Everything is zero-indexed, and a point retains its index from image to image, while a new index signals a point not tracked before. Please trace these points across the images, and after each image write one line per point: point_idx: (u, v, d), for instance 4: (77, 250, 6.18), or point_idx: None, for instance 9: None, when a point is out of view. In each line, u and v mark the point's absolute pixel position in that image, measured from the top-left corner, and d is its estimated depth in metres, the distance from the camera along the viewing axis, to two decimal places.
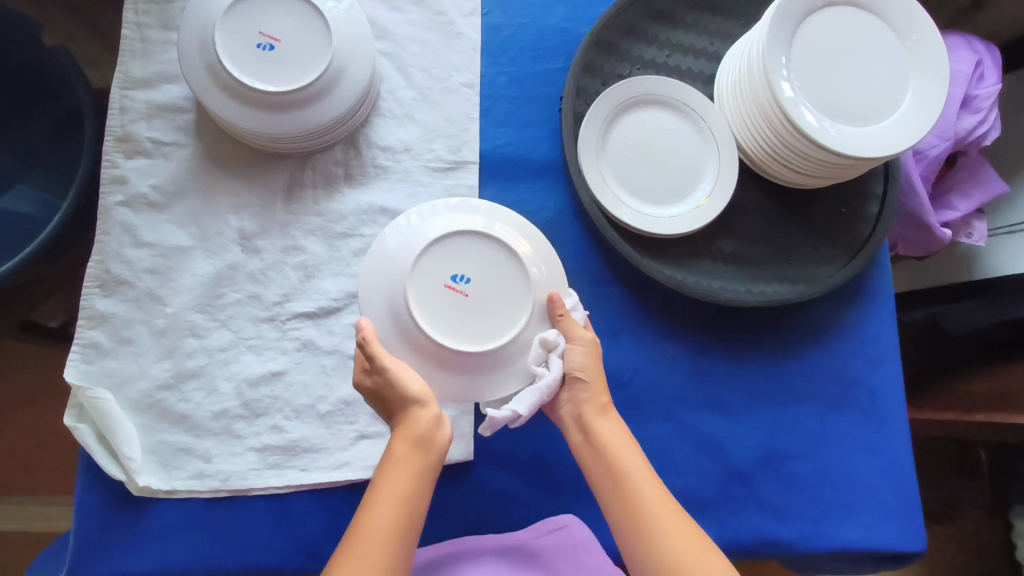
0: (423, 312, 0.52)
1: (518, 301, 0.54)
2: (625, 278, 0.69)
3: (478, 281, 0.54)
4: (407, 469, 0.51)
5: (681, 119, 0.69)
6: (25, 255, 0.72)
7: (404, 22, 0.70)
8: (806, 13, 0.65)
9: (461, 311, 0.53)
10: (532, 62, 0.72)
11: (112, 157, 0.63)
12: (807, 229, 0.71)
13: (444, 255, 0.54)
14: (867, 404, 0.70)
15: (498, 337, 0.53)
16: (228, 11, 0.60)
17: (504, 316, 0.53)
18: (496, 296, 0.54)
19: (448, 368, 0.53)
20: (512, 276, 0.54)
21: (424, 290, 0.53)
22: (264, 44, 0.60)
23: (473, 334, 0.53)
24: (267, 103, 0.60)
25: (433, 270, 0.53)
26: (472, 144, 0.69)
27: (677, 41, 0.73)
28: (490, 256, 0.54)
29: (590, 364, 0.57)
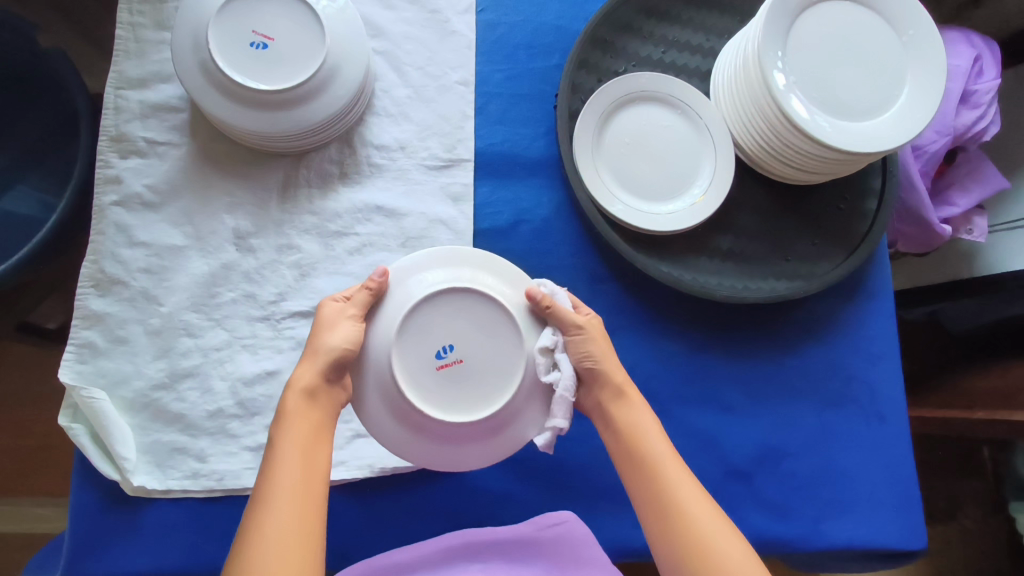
0: (418, 389, 0.51)
1: (514, 355, 0.52)
2: (622, 275, 0.69)
3: (468, 344, 0.52)
4: (305, 419, 0.50)
5: (677, 116, 0.69)
6: (22, 256, 0.72)
7: (399, 20, 0.70)
8: (802, 8, 0.64)
9: (449, 379, 0.51)
10: (527, 59, 0.71)
11: (106, 157, 0.63)
12: (805, 225, 0.71)
13: (428, 319, 0.52)
14: (866, 400, 0.69)
15: (501, 395, 0.51)
16: (221, 10, 0.60)
17: (503, 374, 0.52)
18: (490, 354, 0.52)
19: (456, 439, 0.52)
20: (503, 331, 0.52)
21: (412, 367, 0.51)
22: (257, 43, 0.60)
23: (476, 399, 0.51)
24: (261, 101, 0.60)
25: (418, 339, 0.52)
26: (467, 142, 0.69)
27: (672, 38, 0.73)
28: (474, 313, 0.52)
29: (598, 347, 0.55)
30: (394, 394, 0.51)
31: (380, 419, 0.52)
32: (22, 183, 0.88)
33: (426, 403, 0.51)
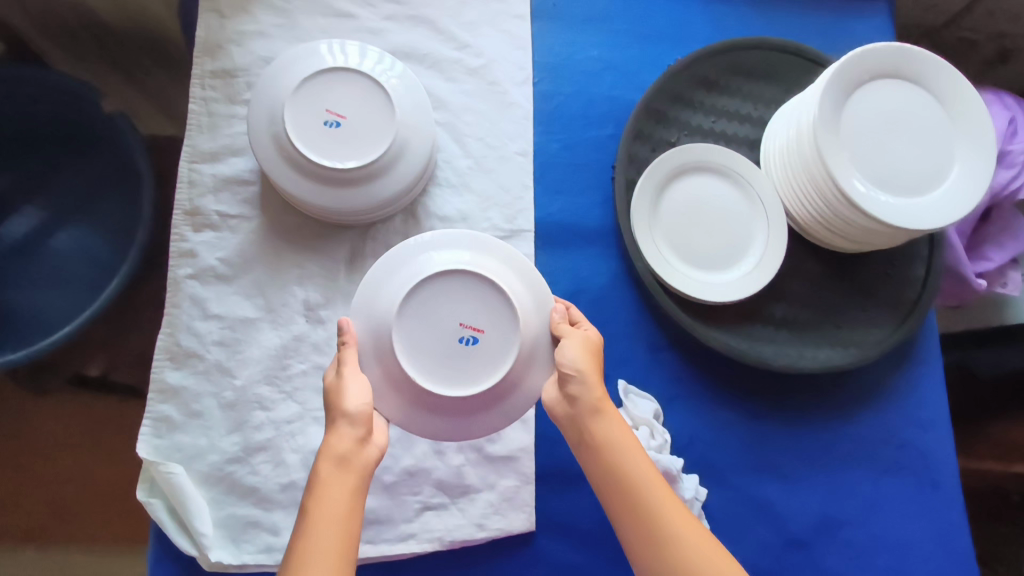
0: (495, 358, 0.54)
1: (461, 273, 0.54)
2: (680, 344, 0.70)
3: (447, 327, 0.54)
4: (339, 490, 0.49)
5: (730, 186, 0.72)
6: (89, 314, 0.75)
7: (459, 92, 0.72)
8: (855, 86, 0.67)
9: (467, 356, 0.54)
10: (584, 129, 0.74)
11: (180, 231, 0.64)
12: (854, 292, 0.72)
13: (415, 318, 0.54)
14: (919, 466, 0.70)
15: (487, 279, 0.54)
16: (297, 92, 0.62)
17: (469, 279, 0.54)
18: (452, 293, 0.54)
19: (484, 406, 0.55)
20: (469, 281, 0.54)
21: (473, 374, 0.54)
22: (331, 120, 0.62)
23: (495, 298, 0.54)
24: (332, 179, 0.62)
25: (426, 343, 0.54)
26: (527, 212, 0.70)
27: (722, 107, 0.75)
28: (432, 298, 0.54)
29: (582, 359, 0.54)
30: (506, 380, 0.54)
31: (520, 396, 0.56)
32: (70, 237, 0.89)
33: (508, 353, 0.54)
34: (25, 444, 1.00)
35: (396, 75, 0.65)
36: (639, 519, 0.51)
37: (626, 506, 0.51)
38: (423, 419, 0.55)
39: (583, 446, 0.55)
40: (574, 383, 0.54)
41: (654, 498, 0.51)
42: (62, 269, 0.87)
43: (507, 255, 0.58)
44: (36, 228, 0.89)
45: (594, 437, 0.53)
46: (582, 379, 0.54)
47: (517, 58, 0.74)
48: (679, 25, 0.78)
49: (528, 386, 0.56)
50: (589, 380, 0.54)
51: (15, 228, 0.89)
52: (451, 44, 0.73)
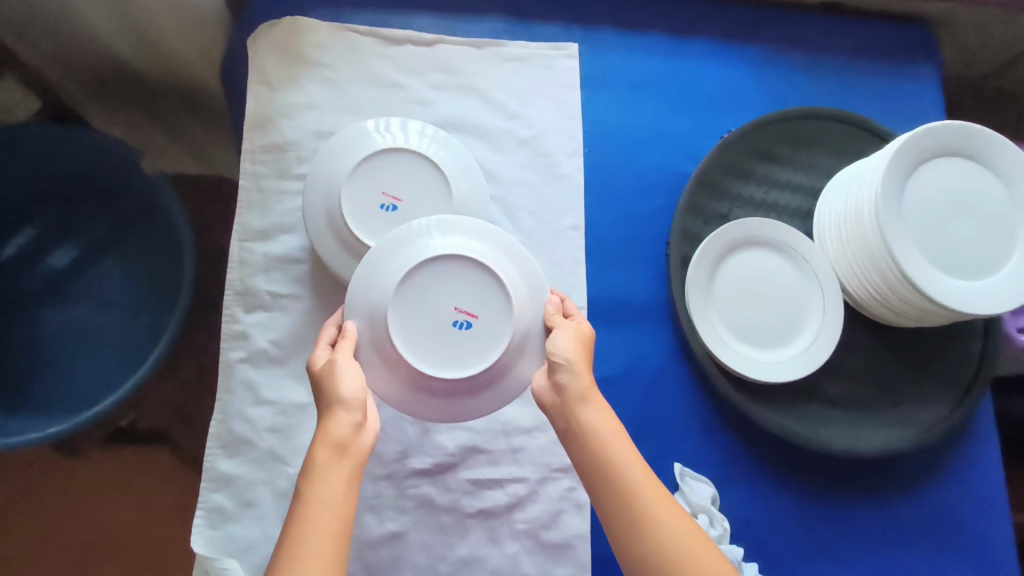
0: (490, 346, 0.54)
1: (459, 260, 0.54)
2: (734, 422, 0.68)
3: (440, 310, 0.54)
4: (334, 478, 0.47)
5: (784, 261, 0.71)
6: (134, 382, 0.74)
7: (510, 164, 0.71)
8: (916, 165, 0.66)
9: (461, 341, 0.53)
10: (635, 201, 0.73)
11: (232, 313, 0.63)
12: (910, 367, 0.71)
13: (409, 301, 0.53)
14: (978, 548, 0.69)
15: (483, 266, 0.54)
16: (351, 172, 0.61)
17: (467, 266, 0.54)
18: (448, 277, 0.53)
19: (476, 391, 0.54)
20: (466, 267, 0.54)
21: (466, 358, 0.53)
22: (387, 204, 0.61)
23: (491, 286, 0.54)
24: None
25: (420, 325, 0.53)
26: (579, 289, 0.69)
27: (774, 177, 0.74)
28: (428, 281, 0.53)
29: (574, 349, 0.53)
30: (500, 365, 0.54)
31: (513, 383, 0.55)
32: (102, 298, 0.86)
33: (502, 340, 0.53)
34: (47, 491, 0.96)
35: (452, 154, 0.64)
36: (627, 514, 0.48)
37: (614, 499, 0.49)
38: (412, 399, 0.54)
39: (569, 433, 0.52)
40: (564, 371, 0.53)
41: (643, 494, 0.49)
42: (104, 316, 0.85)
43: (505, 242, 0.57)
44: (75, 261, 0.87)
45: (582, 426, 0.51)
46: (573, 368, 0.53)
47: (567, 127, 0.73)
48: (728, 91, 0.78)
49: (520, 373, 0.55)
50: (581, 370, 0.53)
51: (54, 262, 0.86)
52: (500, 114, 0.73)
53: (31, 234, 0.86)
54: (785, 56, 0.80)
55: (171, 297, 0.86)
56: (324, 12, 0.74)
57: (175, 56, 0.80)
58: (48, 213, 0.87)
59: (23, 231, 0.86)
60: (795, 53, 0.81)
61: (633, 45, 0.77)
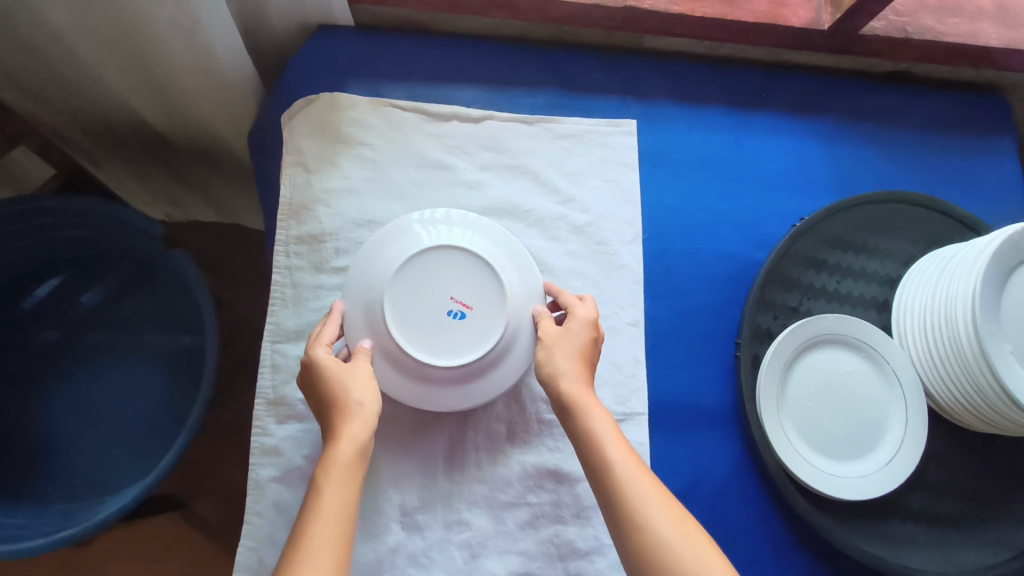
0: (483, 333, 0.55)
1: (454, 251, 0.57)
2: (810, 542, 0.62)
3: (436, 299, 0.56)
4: (351, 480, 0.47)
5: (860, 359, 0.65)
6: (151, 478, 0.66)
7: (564, 253, 0.66)
8: (1014, 265, 0.60)
9: (454, 327, 0.55)
10: (699, 292, 0.67)
11: (264, 425, 0.57)
12: (1004, 481, 0.64)
13: (404, 290, 0.56)
14: None
15: (481, 260, 0.57)
16: (388, 269, 0.56)
17: (460, 257, 0.57)
18: (442, 268, 0.56)
19: (468, 378, 0.56)
20: (459, 257, 0.57)
21: (461, 343, 0.55)
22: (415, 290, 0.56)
23: (483, 275, 0.56)
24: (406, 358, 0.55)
25: (415, 313, 0.55)
26: (640, 392, 0.63)
27: (848, 266, 0.69)
28: (422, 273, 0.56)
29: (563, 357, 0.55)
30: (493, 352, 0.55)
31: (501, 373, 0.57)
32: (114, 374, 0.79)
33: (495, 327, 0.55)
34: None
35: (495, 243, 0.59)
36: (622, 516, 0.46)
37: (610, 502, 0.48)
38: (400, 382, 0.56)
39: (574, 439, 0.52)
40: (550, 371, 0.55)
41: (642, 496, 0.46)
42: (123, 379, 0.79)
43: (497, 238, 0.60)
44: (95, 322, 0.80)
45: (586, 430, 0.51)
46: (563, 375, 0.54)
47: (625, 212, 0.68)
48: (795, 168, 0.72)
49: (507, 367, 0.57)
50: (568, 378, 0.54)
51: (73, 316, 0.80)
52: (552, 197, 0.67)
53: (58, 280, 0.80)
54: (854, 130, 0.75)
55: (192, 377, 0.79)
56: (363, 85, 0.69)
57: (200, 121, 0.74)
58: (64, 270, 0.80)
59: (53, 277, 0.80)
60: (866, 126, 0.75)
61: (692, 119, 0.72)
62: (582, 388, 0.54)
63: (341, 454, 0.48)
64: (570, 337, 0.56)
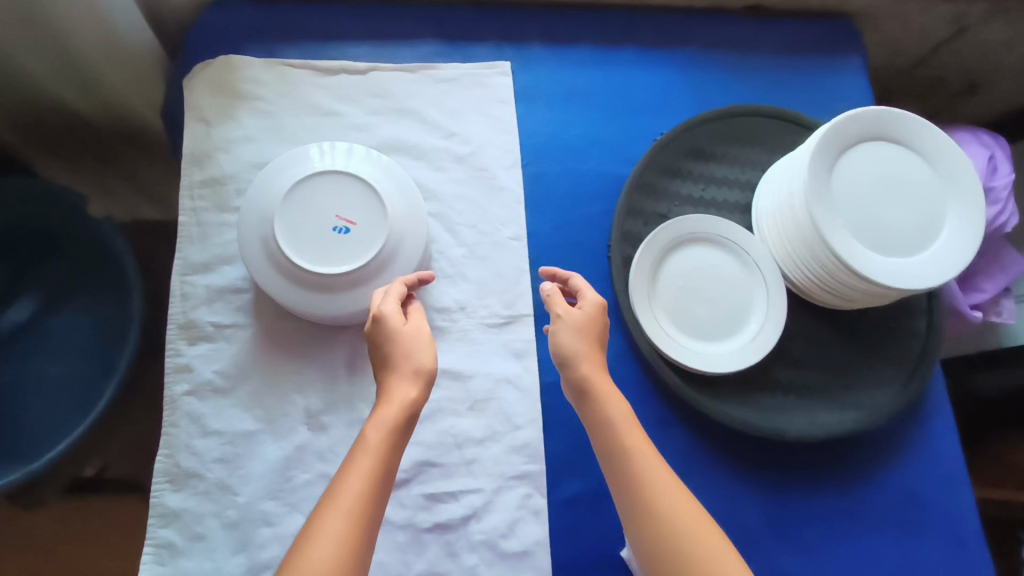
0: (368, 242, 0.61)
1: (335, 176, 0.62)
2: (688, 418, 0.68)
3: (323, 219, 0.61)
4: (391, 449, 0.50)
5: (725, 253, 0.72)
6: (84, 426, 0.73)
7: (448, 180, 0.73)
8: (841, 151, 0.67)
9: (342, 240, 0.61)
10: (576, 208, 0.74)
11: (175, 346, 0.63)
12: (861, 350, 0.71)
13: (294, 216, 0.61)
14: (948, 528, 0.68)
15: (359, 180, 0.62)
16: (275, 195, 0.62)
17: (341, 180, 0.62)
18: (326, 191, 0.62)
19: (361, 282, 0.61)
20: (340, 182, 0.62)
21: (349, 254, 0.61)
22: (306, 216, 0.61)
23: (362, 192, 0.62)
24: (301, 275, 0.61)
25: (307, 234, 0.61)
26: (524, 297, 0.69)
27: (711, 174, 0.76)
28: (308, 199, 0.62)
29: (576, 343, 0.59)
30: (379, 258, 0.61)
31: (391, 276, 0.62)
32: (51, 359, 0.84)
33: (378, 235, 0.61)
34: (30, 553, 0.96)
35: (373, 164, 0.65)
36: (629, 491, 0.53)
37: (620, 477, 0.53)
38: (294, 293, 0.61)
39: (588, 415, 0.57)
40: (564, 347, 0.59)
41: (653, 479, 0.52)
42: (58, 356, 0.84)
43: (375, 159, 0.65)
44: (33, 316, 0.85)
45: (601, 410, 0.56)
46: (574, 361, 0.58)
47: (504, 141, 0.75)
48: (661, 96, 0.80)
49: (392, 272, 0.62)
50: (583, 356, 0.58)
51: (12, 317, 0.85)
52: (436, 133, 0.74)
53: None
54: (713, 59, 0.83)
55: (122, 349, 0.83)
56: (259, 49, 0.76)
57: (114, 99, 0.81)
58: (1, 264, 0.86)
59: None
60: (723, 55, 0.83)
61: (563, 58, 0.79)
62: (593, 367, 0.58)
63: (388, 420, 0.51)
64: (580, 315, 0.60)
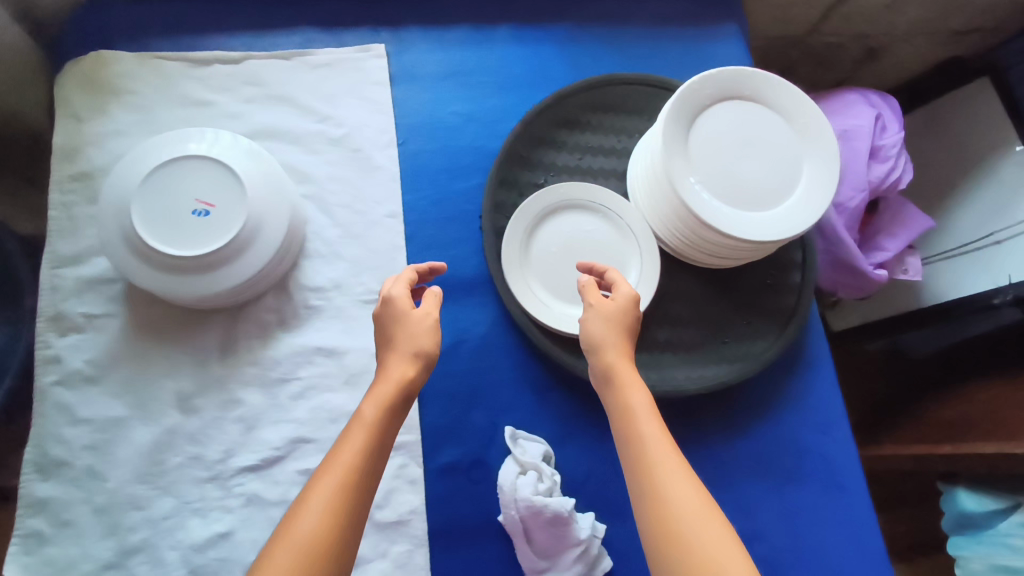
0: (230, 221, 0.62)
1: (190, 160, 0.62)
2: (566, 383, 0.69)
3: (181, 204, 0.61)
4: (384, 426, 0.50)
5: (598, 219, 0.73)
6: None
7: (323, 163, 0.74)
8: (698, 111, 0.68)
9: (205, 222, 0.61)
10: (453, 183, 0.75)
11: (44, 338, 0.64)
12: (736, 306, 0.73)
13: (153, 203, 0.61)
14: (823, 471, 0.71)
15: (216, 161, 0.63)
16: (131, 184, 0.61)
17: (197, 163, 0.62)
18: (182, 176, 0.62)
19: (229, 259, 0.62)
20: (196, 165, 0.62)
21: (212, 234, 0.61)
22: (164, 202, 0.61)
23: (220, 173, 0.63)
24: (163, 260, 0.61)
25: (168, 219, 0.61)
26: (399, 272, 0.70)
27: (585, 144, 0.77)
28: (165, 185, 0.62)
29: (602, 330, 0.58)
30: (244, 235, 0.62)
31: (257, 252, 0.64)
32: None
33: (239, 212, 0.62)
34: None
35: (231, 144, 0.65)
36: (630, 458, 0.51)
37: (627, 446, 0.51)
38: (156, 278, 0.62)
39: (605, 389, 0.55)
40: (590, 335, 0.58)
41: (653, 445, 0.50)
42: None
43: (232, 139, 0.65)
44: None
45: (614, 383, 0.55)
46: (599, 348, 0.57)
47: (379, 122, 0.76)
48: (539, 71, 0.81)
49: (257, 250, 0.64)
50: (608, 343, 0.57)
51: None
52: (311, 118, 0.75)
53: None
54: (591, 32, 0.84)
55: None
56: (132, 43, 0.76)
57: None
58: None
59: None
60: (602, 28, 0.84)
61: (441, 38, 0.80)
62: (618, 357, 0.56)
63: (382, 397, 0.50)
64: (608, 305, 0.59)
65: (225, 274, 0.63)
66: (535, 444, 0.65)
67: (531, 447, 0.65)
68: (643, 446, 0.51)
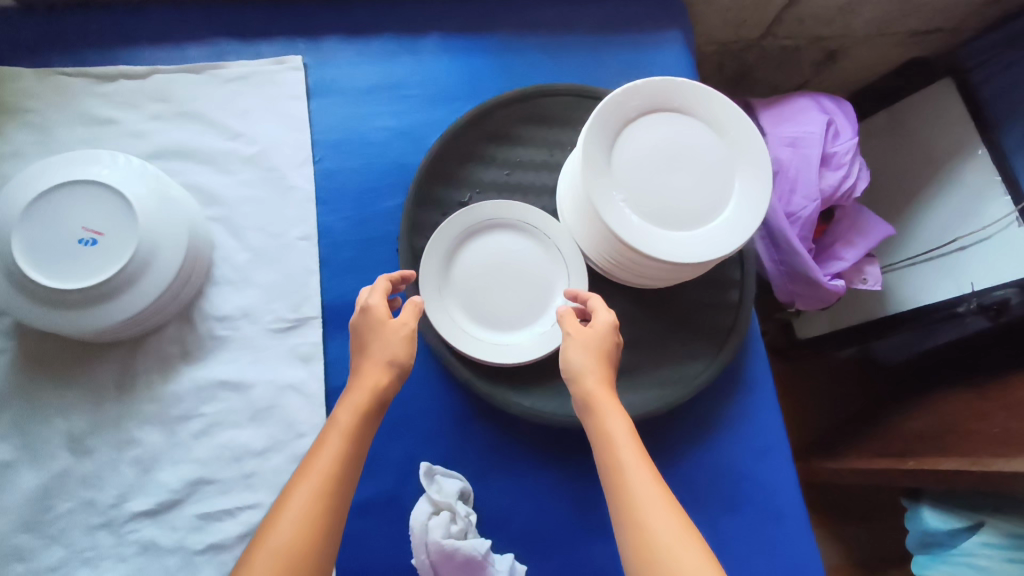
0: (121, 248, 0.58)
1: (74, 185, 0.58)
2: (489, 413, 0.66)
3: (67, 235, 0.58)
4: (359, 435, 0.50)
5: (523, 238, 0.69)
6: None
7: (233, 183, 0.70)
8: (623, 123, 0.64)
9: (94, 251, 0.58)
10: (373, 203, 0.71)
11: None
12: (670, 328, 0.70)
13: (37, 235, 0.57)
14: (762, 500, 0.68)
15: (101, 185, 0.59)
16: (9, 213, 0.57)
17: (82, 189, 0.59)
18: (66, 204, 0.58)
19: (125, 287, 0.59)
20: (81, 190, 0.58)
21: (102, 262, 0.57)
22: (49, 232, 0.57)
23: (107, 196, 0.59)
24: (48, 295, 0.57)
25: (53, 251, 0.57)
26: (313, 299, 0.66)
27: (516, 158, 0.73)
28: (48, 214, 0.58)
29: (587, 361, 0.55)
30: (138, 261, 0.58)
31: (154, 278, 0.60)
32: None
33: (130, 237, 0.58)
34: None
35: (119, 164, 0.61)
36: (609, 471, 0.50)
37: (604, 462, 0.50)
38: (40, 312, 0.58)
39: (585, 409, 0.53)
40: (572, 367, 0.55)
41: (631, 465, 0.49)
42: None
43: (122, 160, 0.61)
44: None
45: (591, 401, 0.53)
46: (579, 378, 0.54)
47: (294, 139, 0.72)
48: (468, 82, 0.77)
49: (151, 279, 0.60)
50: (589, 374, 0.54)
51: None
52: (222, 135, 0.71)
53: None
54: (524, 40, 0.80)
55: None
56: (32, 59, 0.72)
57: None
58: None
59: None
60: (535, 35, 0.81)
61: (363, 49, 0.76)
62: (600, 384, 0.54)
63: (357, 407, 0.50)
64: (588, 335, 0.56)
65: (122, 304, 0.59)
66: (452, 480, 0.61)
67: (446, 483, 0.61)
68: (620, 461, 0.49)
